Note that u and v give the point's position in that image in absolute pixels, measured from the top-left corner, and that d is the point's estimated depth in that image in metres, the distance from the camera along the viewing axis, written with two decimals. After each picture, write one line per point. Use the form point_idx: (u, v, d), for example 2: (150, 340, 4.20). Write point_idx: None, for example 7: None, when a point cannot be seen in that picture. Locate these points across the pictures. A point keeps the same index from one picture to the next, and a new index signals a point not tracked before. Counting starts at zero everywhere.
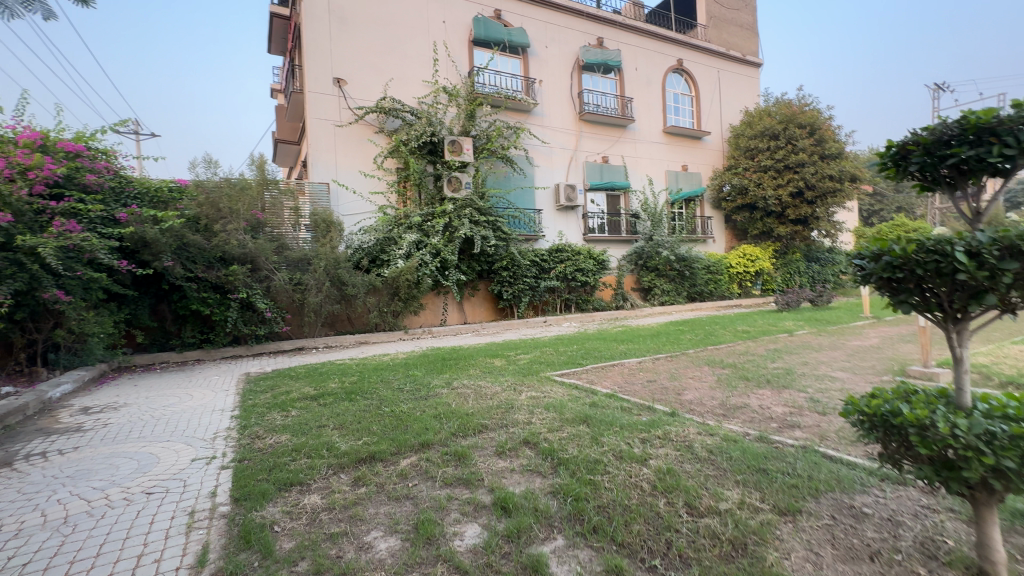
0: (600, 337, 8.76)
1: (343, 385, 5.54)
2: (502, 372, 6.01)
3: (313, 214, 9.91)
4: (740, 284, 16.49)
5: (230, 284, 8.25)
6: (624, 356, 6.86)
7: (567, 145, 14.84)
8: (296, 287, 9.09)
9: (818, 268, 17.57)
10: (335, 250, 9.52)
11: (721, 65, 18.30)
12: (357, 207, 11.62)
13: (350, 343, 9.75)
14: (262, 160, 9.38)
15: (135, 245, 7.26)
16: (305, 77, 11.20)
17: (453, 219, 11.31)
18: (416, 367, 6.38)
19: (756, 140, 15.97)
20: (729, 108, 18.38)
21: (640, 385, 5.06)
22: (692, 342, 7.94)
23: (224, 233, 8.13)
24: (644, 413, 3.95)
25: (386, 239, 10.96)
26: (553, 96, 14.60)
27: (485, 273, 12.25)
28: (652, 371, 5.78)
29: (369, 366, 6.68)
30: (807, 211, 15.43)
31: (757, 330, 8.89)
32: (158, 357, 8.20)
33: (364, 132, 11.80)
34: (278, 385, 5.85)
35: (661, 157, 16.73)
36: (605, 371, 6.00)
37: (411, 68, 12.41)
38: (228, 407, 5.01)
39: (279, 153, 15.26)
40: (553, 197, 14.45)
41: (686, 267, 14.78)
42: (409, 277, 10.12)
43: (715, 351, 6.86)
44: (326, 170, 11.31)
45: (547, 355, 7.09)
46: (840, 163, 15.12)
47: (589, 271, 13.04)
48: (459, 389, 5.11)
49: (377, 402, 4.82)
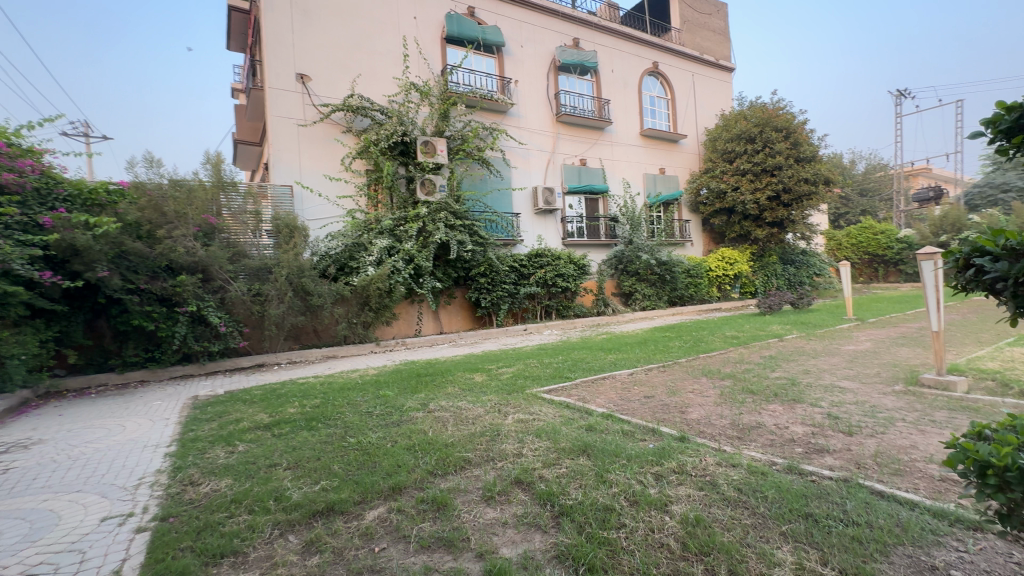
0: (586, 346, 8.28)
1: (303, 410, 4.86)
2: (483, 389, 5.43)
3: (274, 218, 9.13)
4: (720, 288, 16.36)
5: (178, 296, 7.43)
6: (614, 367, 6.38)
7: (544, 147, 14.44)
8: (255, 298, 8.31)
9: (794, 270, 17.67)
10: (298, 258, 8.78)
11: (696, 69, 18.31)
12: (324, 212, 10.87)
13: (317, 358, 9.00)
14: (218, 159, 8.56)
15: (63, 254, 6.39)
16: (265, 72, 10.43)
17: (428, 224, 10.70)
18: (388, 387, 5.73)
19: (733, 144, 15.98)
20: (704, 112, 18.38)
21: (639, 402, 4.57)
22: (682, 349, 7.55)
23: (169, 239, 7.33)
24: (650, 440, 3.44)
25: (356, 245, 10.25)
26: (529, 97, 14.20)
27: (461, 279, 11.65)
28: (647, 384, 5.31)
29: (336, 386, 6.00)
30: (784, 214, 15.48)
31: (746, 335, 8.57)
32: (94, 380, 7.29)
33: (330, 131, 11.08)
34: (227, 411, 5.11)
35: (638, 160, 16.52)
36: (597, 386, 5.51)
37: (380, 65, 11.79)
38: (163, 441, 4.27)
39: (240, 155, 14.30)
40: (531, 201, 14.01)
41: (667, 271, 14.53)
42: (380, 285, 9.43)
43: (709, 360, 6.46)
44: (288, 171, 10.55)
45: (531, 368, 6.55)
46: (814, 165, 15.24)
47: (570, 276, 12.58)
48: (437, 412, 4.52)
49: (341, 431, 4.17)
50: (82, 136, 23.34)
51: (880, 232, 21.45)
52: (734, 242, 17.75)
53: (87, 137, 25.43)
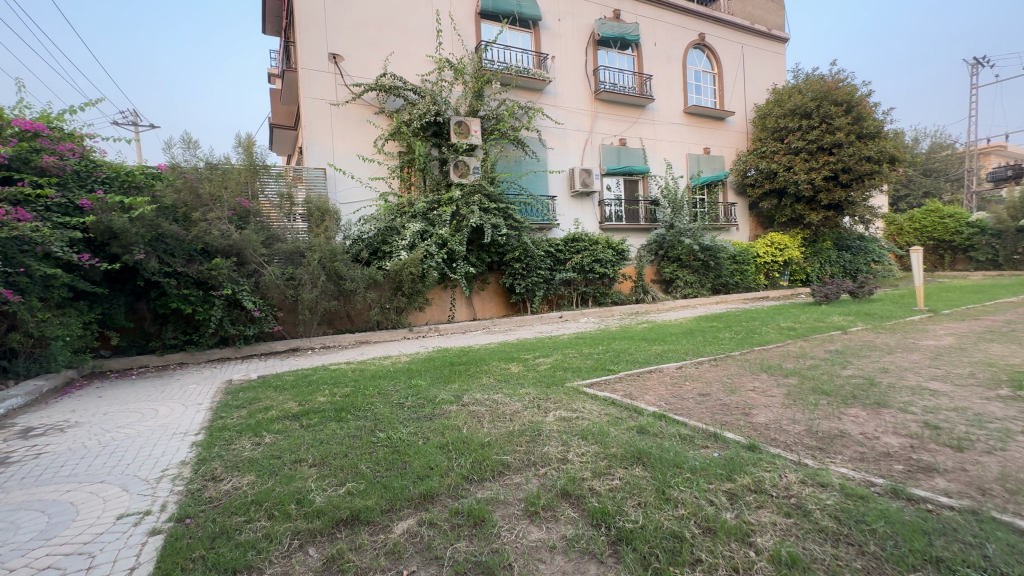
0: (627, 336, 7.81)
1: (333, 400, 4.65)
2: (520, 381, 5.10)
3: (307, 202, 9.01)
4: (768, 275, 15.40)
5: (214, 279, 7.41)
6: (661, 360, 5.91)
7: (582, 126, 13.80)
8: (289, 281, 8.24)
9: (850, 257, 16.46)
10: (331, 242, 8.64)
11: (746, 40, 17.09)
12: (357, 195, 10.71)
13: (350, 343, 8.91)
14: (249, 141, 8.49)
15: (102, 236, 6.42)
16: (298, 52, 10.26)
17: (461, 207, 10.38)
18: (421, 376, 5.48)
19: (786, 120, 14.87)
20: (753, 87, 17.19)
21: (694, 401, 4.11)
22: (734, 341, 6.96)
23: (204, 222, 7.29)
24: (714, 448, 3.01)
25: (388, 229, 10.06)
26: (567, 73, 13.55)
27: (495, 264, 11.32)
28: (700, 380, 4.83)
29: (368, 374, 5.80)
30: (842, 195, 14.34)
31: (804, 327, 7.87)
32: (136, 361, 7.41)
33: (363, 112, 10.86)
34: (258, 398, 4.97)
35: (681, 139, 15.62)
36: (643, 380, 5.06)
37: (413, 43, 11.44)
38: (193, 429, 4.16)
39: (276, 140, 14.34)
40: (567, 183, 13.45)
41: (712, 256, 13.74)
42: (413, 270, 9.19)
43: (767, 355, 5.89)
44: (322, 154, 10.42)
45: (570, 358, 6.17)
46: (878, 142, 13.98)
47: (608, 261, 12.03)
48: (471, 406, 4.20)
49: (371, 424, 3.93)
50: (133, 125, 24.41)
51: (948, 216, 19.72)
52: (784, 226, 16.65)
53: (136, 126, 26.39)
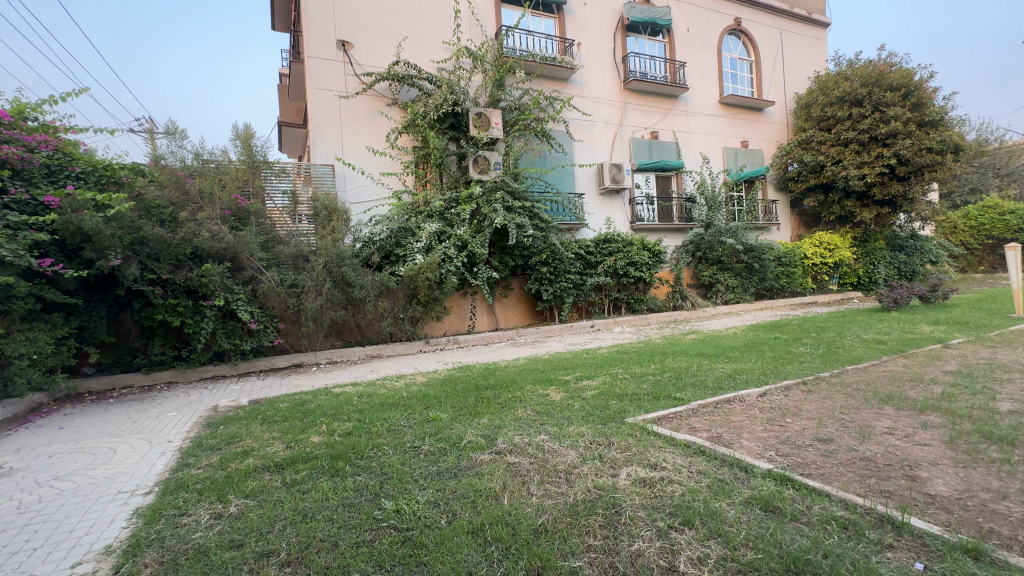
0: (679, 351, 6.67)
1: (330, 442, 3.63)
2: (565, 414, 4.04)
3: (312, 200, 8.09)
4: (815, 278, 14.09)
5: (205, 288, 6.52)
6: (737, 384, 4.76)
7: (610, 118, 12.73)
8: (291, 289, 7.32)
9: (905, 257, 15.01)
10: (338, 244, 7.70)
11: (785, 25, 15.86)
12: (368, 193, 9.79)
13: (359, 358, 7.96)
14: (249, 133, 7.63)
15: (72, 239, 5.56)
16: (304, 39, 9.43)
17: (482, 206, 9.39)
18: (440, 406, 4.43)
19: (833, 109, 13.55)
20: (793, 75, 15.91)
21: (820, 454, 2.94)
22: (815, 358, 5.75)
23: (193, 222, 6.41)
24: (908, 555, 1.90)
25: (402, 230, 9.13)
26: (594, 61, 12.52)
27: (520, 268, 10.28)
28: (807, 417, 3.65)
29: (376, 402, 4.76)
30: (899, 190, 12.96)
31: (895, 339, 6.62)
32: (118, 381, 6.54)
33: (374, 104, 9.97)
34: (238, 436, 3.97)
35: (717, 132, 14.43)
36: (727, 415, 3.90)
37: (429, 28, 10.55)
38: (145, 484, 3.17)
39: (284, 141, 13.56)
40: (595, 179, 12.38)
41: (756, 258, 12.55)
42: (430, 275, 8.19)
43: (872, 380, 4.69)
44: (330, 149, 9.54)
45: (620, 381, 5.06)
46: (942, 130, 12.57)
47: (644, 264, 10.85)
48: (510, 456, 3.12)
49: (376, 482, 2.92)
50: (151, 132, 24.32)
51: (1009, 212, 18.04)
52: (831, 225, 15.29)
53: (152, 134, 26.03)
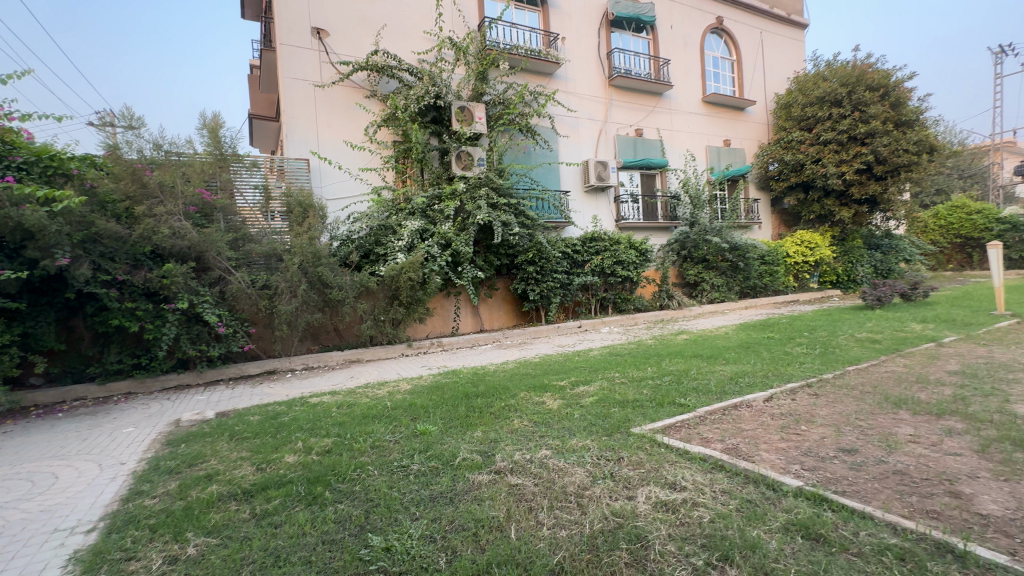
0: (673, 352, 6.46)
1: (307, 462, 3.24)
2: (566, 425, 3.74)
3: (285, 195, 7.59)
4: (797, 277, 14.20)
5: (167, 290, 5.99)
6: (741, 388, 4.54)
7: (595, 115, 12.53)
8: (263, 290, 6.83)
9: (881, 256, 15.28)
10: (314, 242, 7.23)
11: (764, 25, 15.96)
12: (345, 189, 9.31)
13: (338, 363, 7.51)
14: (215, 122, 7.09)
15: (12, 237, 4.99)
16: (276, 26, 8.90)
17: (466, 203, 9.03)
18: (429, 417, 4.08)
19: (813, 108, 13.64)
20: (773, 75, 16.03)
21: (849, 468, 2.71)
22: (813, 358, 5.60)
23: (153, 218, 5.87)
24: None
25: (382, 228, 8.70)
26: (578, 57, 12.29)
27: (505, 268, 9.95)
28: (823, 425, 3.44)
29: (358, 414, 4.37)
30: (878, 189, 13.13)
31: (888, 337, 6.56)
32: (69, 393, 5.95)
33: (352, 96, 9.50)
34: (202, 457, 3.53)
35: (700, 130, 14.40)
36: (738, 423, 3.66)
37: (409, 18, 10.12)
38: (89, 519, 2.73)
39: (256, 135, 12.90)
40: (581, 177, 12.16)
41: (740, 257, 12.55)
42: (412, 275, 7.79)
43: (877, 383, 4.53)
44: (305, 142, 9.02)
45: (618, 386, 4.79)
46: (918, 131, 12.78)
47: (631, 263, 10.66)
48: (512, 477, 2.80)
49: (361, 511, 2.56)
50: None
51: (977, 212, 18.58)
52: (811, 223, 15.46)
53: None
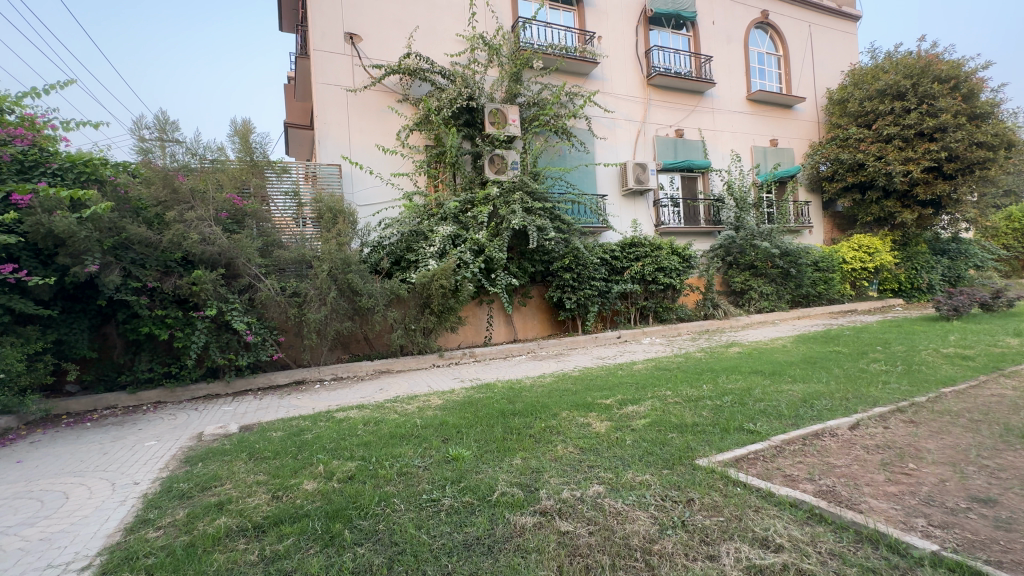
0: (727, 367, 5.86)
1: (328, 491, 2.89)
2: (619, 453, 3.27)
3: (316, 200, 7.43)
4: (854, 284, 13.17)
5: (196, 297, 5.86)
6: (818, 412, 3.92)
7: (633, 116, 12.01)
8: (293, 298, 6.65)
9: (949, 262, 14.01)
10: (344, 249, 7.01)
11: (813, 18, 15.08)
12: (377, 194, 9.13)
13: (367, 374, 7.24)
14: (246, 128, 7.02)
15: (44, 243, 4.93)
16: (310, 31, 8.86)
17: (500, 207, 8.68)
18: (462, 439, 3.69)
19: (872, 103, 12.67)
20: (824, 69, 15.08)
21: (994, 527, 2.12)
22: (896, 377, 4.89)
23: (183, 223, 5.77)
24: None
25: (414, 234, 8.45)
26: (615, 56, 11.83)
27: (540, 275, 9.53)
28: (939, 464, 2.83)
29: (386, 434, 4.01)
30: (946, 189, 12.04)
31: (981, 353, 5.76)
32: (101, 401, 5.88)
33: (384, 100, 9.35)
34: (217, 480, 3.23)
35: (745, 129, 13.63)
36: (826, 457, 3.08)
37: (441, 20, 9.93)
38: (86, 553, 2.44)
39: (291, 145, 12.99)
40: (618, 180, 11.65)
41: (792, 263, 11.71)
42: (444, 282, 7.46)
43: (987, 409, 3.84)
44: (337, 147, 8.90)
45: (672, 406, 4.25)
46: (994, 124, 11.65)
47: (674, 269, 10.04)
48: (561, 521, 2.35)
49: (385, 560, 2.17)
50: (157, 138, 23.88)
51: None
52: (867, 227, 14.37)
53: None
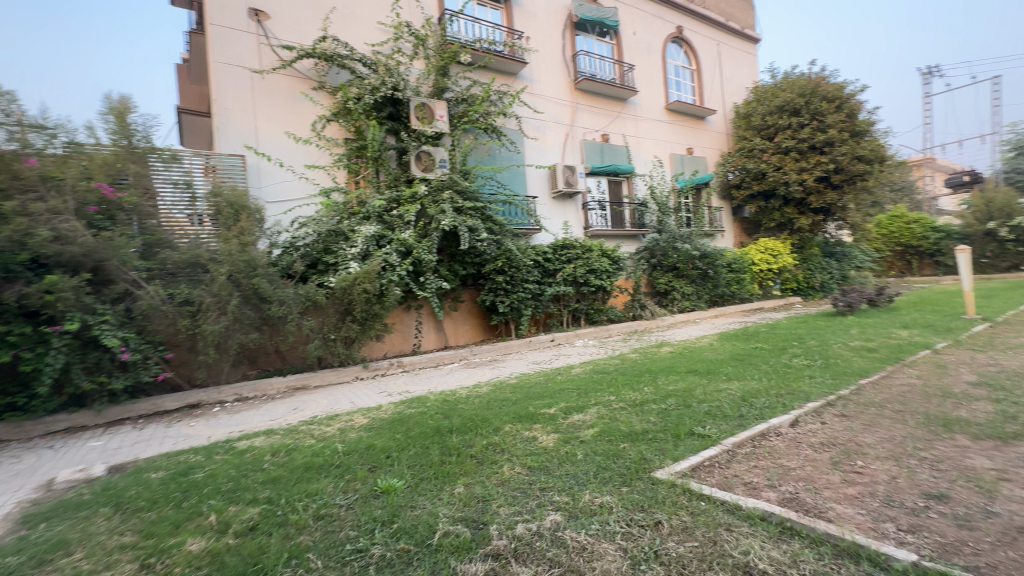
0: (664, 368, 5.84)
1: (222, 552, 2.29)
2: (574, 471, 2.96)
3: (213, 193, 6.45)
4: (761, 284, 14.22)
5: (52, 308, 4.76)
6: (759, 410, 3.91)
7: (561, 119, 12.04)
8: (184, 307, 5.67)
9: (836, 263, 15.64)
10: (248, 249, 6.13)
11: (721, 38, 16.21)
12: (288, 190, 8.18)
13: (279, 392, 6.38)
14: (125, 107, 5.83)
15: None
16: (206, 2, 7.77)
17: (428, 206, 8.17)
18: (394, 467, 3.20)
19: (773, 118, 13.80)
20: (731, 85, 16.26)
21: (957, 526, 2.07)
22: (817, 371, 5.12)
23: (31, 219, 4.68)
24: None
25: (333, 234, 7.68)
26: (543, 58, 11.80)
27: (472, 278, 9.12)
28: (883, 459, 2.84)
29: (300, 466, 3.39)
30: (834, 197, 13.40)
31: (881, 345, 6.27)
32: None
33: (297, 86, 8.46)
34: (64, 547, 2.45)
35: (664, 137, 14.25)
36: (778, 459, 3.01)
37: (362, 5, 9.24)
38: None
39: (186, 136, 11.42)
40: (548, 182, 11.59)
41: (709, 265, 12.35)
42: (368, 287, 6.81)
43: (904, 399, 4.05)
44: (240, 136, 7.87)
45: (618, 413, 4.05)
46: (871, 141, 13.15)
47: (604, 271, 10.11)
48: (519, 567, 2.02)
49: None
50: None
51: (914, 221, 19.69)
52: (770, 232, 15.65)
53: None
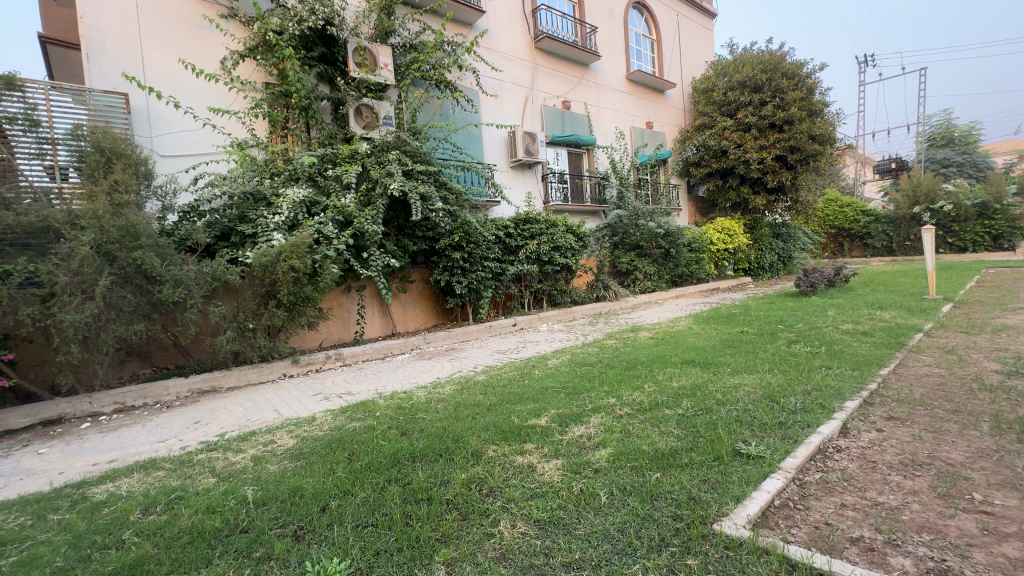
0: (656, 358, 5.07)
1: None
2: (609, 528, 2.05)
3: (73, 136, 4.81)
4: (717, 264, 14.06)
5: None
6: (800, 415, 3.17)
7: (521, 80, 10.91)
8: (27, 289, 4.11)
9: (783, 244, 15.85)
10: (127, 212, 4.60)
11: (681, 9, 15.64)
12: (189, 141, 6.54)
13: (178, 398, 4.97)
14: None
15: None
16: None
17: (371, 168, 6.84)
18: (339, 532, 2.13)
19: (734, 94, 13.50)
20: (689, 60, 15.80)
21: None
22: (828, 359, 4.53)
23: None
24: None
25: (250, 198, 6.19)
26: (501, 9, 10.56)
27: (423, 255, 7.94)
28: (1003, 490, 2.16)
29: (183, 535, 2.21)
30: (789, 177, 13.37)
31: (872, 328, 5.89)
32: None
33: (199, 10, 6.72)
34: None
35: (625, 108, 13.53)
36: (868, 493, 2.25)
37: None
38: None
39: (54, 73, 9.10)
40: (507, 150, 10.51)
41: (672, 243, 11.89)
42: (296, 263, 5.47)
43: (947, 394, 3.50)
44: (120, 66, 6.07)
45: (630, 425, 3.18)
46: (826, 120, 13.18)
47: (569, 249, 9.26)
48: None
49: None
50: None
51: (847, 205, 20.68)
52: (724, 211, 15.56)
53: None
